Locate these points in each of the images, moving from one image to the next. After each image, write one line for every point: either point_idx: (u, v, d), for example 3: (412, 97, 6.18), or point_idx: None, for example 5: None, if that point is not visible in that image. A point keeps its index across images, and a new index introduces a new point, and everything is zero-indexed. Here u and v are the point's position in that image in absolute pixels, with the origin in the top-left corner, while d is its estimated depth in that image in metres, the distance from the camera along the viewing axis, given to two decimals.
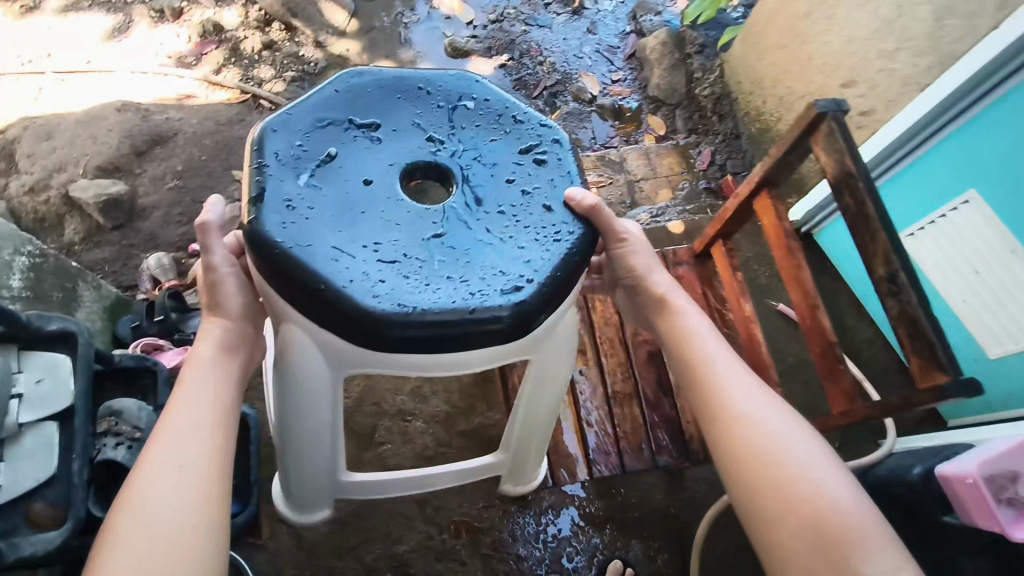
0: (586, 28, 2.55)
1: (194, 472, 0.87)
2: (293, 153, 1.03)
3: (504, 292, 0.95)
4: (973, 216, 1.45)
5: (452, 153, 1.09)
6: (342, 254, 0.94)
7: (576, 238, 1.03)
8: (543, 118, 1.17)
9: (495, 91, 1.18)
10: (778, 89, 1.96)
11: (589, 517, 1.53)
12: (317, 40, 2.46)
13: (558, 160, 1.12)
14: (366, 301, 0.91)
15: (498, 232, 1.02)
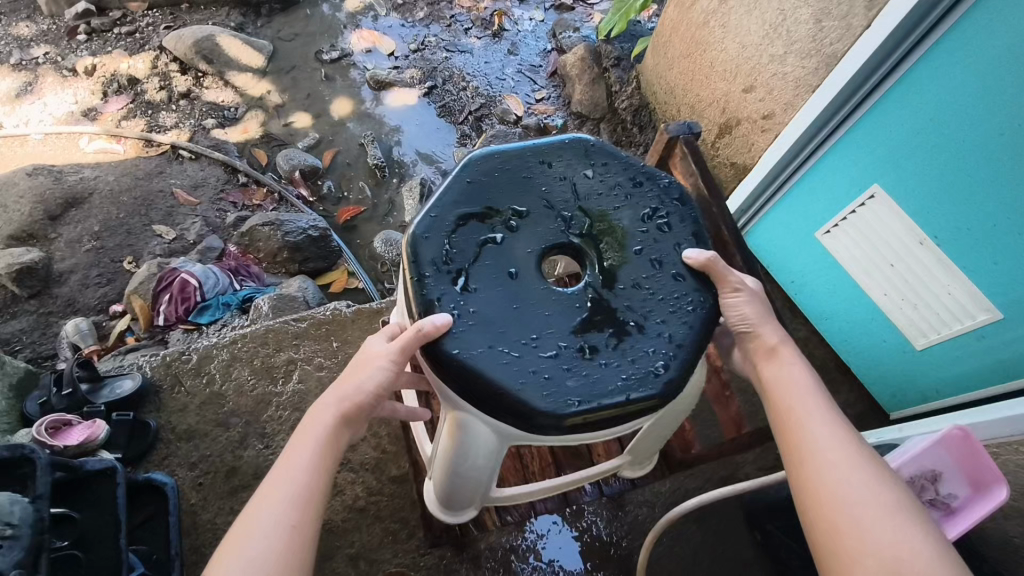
0: (507, 49, 2.58)
1: (283, 558, 0.73)
2: (443, 256, 0.82)
3: (652, 375, 0.79)
4: (881, 212, 1.45)
5: (586, 229, 0.87)
6: (508, 358, 0.77)
7: (704, 307, 0.85)
8: (658, 170, 0.94)
9: (616, 149, 0.93)
10: (689, 97, 1.99)
11: (532, 554, 1.48)
12: (237, 85, 2.45)
13: (681, 220, 0.90)
14: (539, 402, 0.75)
15: (639, 308, 0.83)
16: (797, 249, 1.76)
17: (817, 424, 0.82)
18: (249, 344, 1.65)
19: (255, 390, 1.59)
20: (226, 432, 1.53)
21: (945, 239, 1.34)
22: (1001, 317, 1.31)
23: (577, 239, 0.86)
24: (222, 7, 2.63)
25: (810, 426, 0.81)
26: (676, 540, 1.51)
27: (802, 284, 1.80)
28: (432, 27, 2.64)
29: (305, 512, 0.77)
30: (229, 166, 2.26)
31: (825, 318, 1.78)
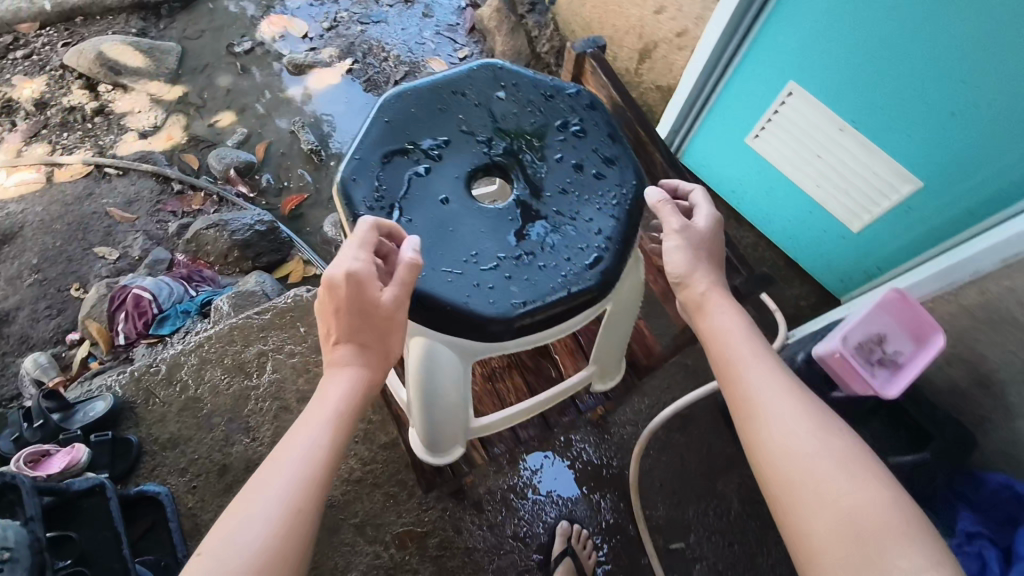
0: (421, 13, 2.54)
1: (282, 536, 0.68)
2: (375, 194, 0.85)
3: (589, 265, 0.84)
4: (805, 106, 1.50)
5: (507, 147, 0.90)
6: (451, 274, 0.81)
7: (630, 199, 0.89)
8: (568, 84, 0.96)
9: (523, 70, 0.96)
10: (606, 30, 2.01)
11: (530, 490, 1.53)
12: (151, 92, 2.37)
13: (596, 125, 0.94)
14: (486, 309, 0.80)
15: (567, 211, 0.88)
16: (733, 160, 1.82)
17: (756, 373, 0.84)
18: (216, 345, 1.64)
19: (230, 388, 1.59)
20: (209, 433, 1.53)
21: (861, 122, 1.42)
22: (921, 184, 1.40)
23: (501, 155, 0.90)
24: (120, 14, 2.52)
25: (751, 378, 0.84)
26: (663, 449, 1.59)
27: (745, 189, 1.86)
28: (342, 2, 2.59)
29: (309, 488, 0.72)
30: (160, 176, 2.20)
31: (770, 218, 1.85)
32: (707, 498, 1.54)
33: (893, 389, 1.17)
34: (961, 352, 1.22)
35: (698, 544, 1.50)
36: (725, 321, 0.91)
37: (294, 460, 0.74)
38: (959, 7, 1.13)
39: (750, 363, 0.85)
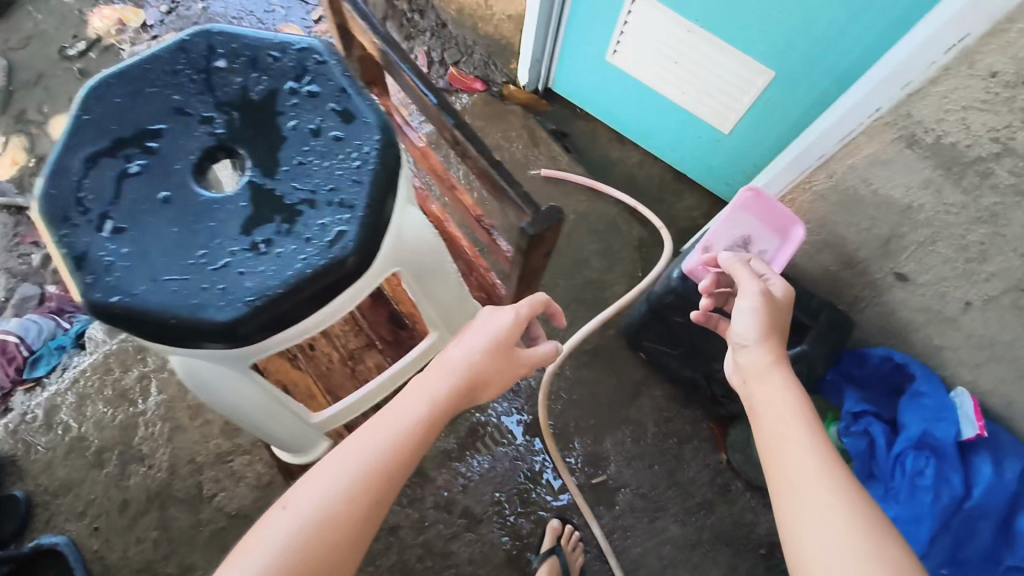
0: None
1: (341, 514, 0.73)
2: (80, 202, 0.75)
3: (330, 240, 0.74)
4: (651, 14, 1.44)
5: (232, 125, 0.80)
6: (173, 281, 0.72)
7: (375, 150, 0.79)
8: (298, 38, 0.85)
9: (240, 31, 0.85)
10: None
11: (446, 456, 1.51)
12: None
13: (331, 81, 0.83)
14: (211, 312, 0.71)
15: (306, 182, 0.78)
16: (600, 81, 1.74)
17: (788, 417, 0.82)
18: (92, 378, 1.54)
19: (115, 420, 1.50)
20: (102, 471, 1.46)
21: (706, 19, 1.35)
22: (773, 74, 1.36)
23: (228, 134, 0.80)
24: None
25: (784, 431, 0.81)
26: (574, 387, 1.60)
27: (622, 112, 1.79)
28: None
29: (381, 472, 0.76)
30: (11, 206, 2.03)
31: (654, 137, 1.80)
32: (622, 428, 1.57)
33: None
34: (826, 238, 1.20)
35: (620, 473, 1.53)
36: (761, 348, 0.90)
37: (377, 442, 0.78)
38: None
39: (785, 419, 0.82)
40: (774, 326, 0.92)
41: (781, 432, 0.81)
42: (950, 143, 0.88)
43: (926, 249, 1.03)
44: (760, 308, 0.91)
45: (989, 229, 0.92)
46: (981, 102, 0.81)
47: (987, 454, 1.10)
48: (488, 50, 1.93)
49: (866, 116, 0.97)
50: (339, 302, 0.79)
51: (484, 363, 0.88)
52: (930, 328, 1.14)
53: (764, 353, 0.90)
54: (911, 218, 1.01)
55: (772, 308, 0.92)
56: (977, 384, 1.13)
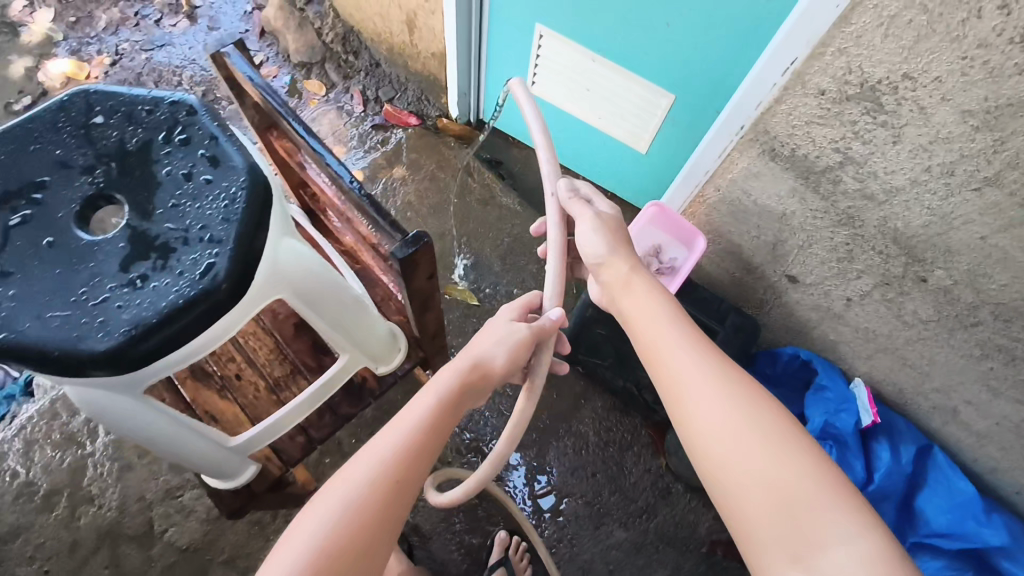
0: (207, 27, 2.43)
1: (364, 535, 0.69)
2: None
3: (199, 278, 0.64)
4: (557, 44, 1.53)
5: (110, 172, 0.68)
6: (36, 316, 0.60)
7: (254, 184, 0.68)
8: (173, 93, 0.73)
9: (114, 86, 0.73)
10: (371, 9, 1.88)
11: None
12: None
13: (202, 127, 0.70)
14: (82, 344, 0.60)
15: (172, 219, 0.66)
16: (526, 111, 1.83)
17: (651, 316, 0.82)
18: (38, 424, 1.58)
19: (64, 463, 1.54)
20: (51, 514, 1.50)
21: (606, 48, 1.46)
22: (674, 97, 1.45)
23: (102, 182, 0.67)
24: None
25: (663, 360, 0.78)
26: (516, 402, 1.65)
27: (552, 136, 1.86)
28: (121, 32, 2.43)
29: (399, 483, 0.73)
30: None
31: (581, 158, 1.87)
32: (565, 437, 1.62)
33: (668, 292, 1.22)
34: (725, 247, 1.29)
35: (564, 483, 1.58)
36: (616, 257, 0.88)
37: (372, 471, 0.73)
38: None
39: (650, 314, 0.82)
40: (620, 233, 0.91)
41: (669, 348, 0.78)
42: (803, 154, 0.97)
43: (805, 252, 1.12)
44: (601, 228, 0.89)
45: (849, 231, 1.01)
46: (819, 118, 0.91)
47: (886, 442, 1.18)
48: (420, 87, 2.01)
49: (733, 134, 1.06)
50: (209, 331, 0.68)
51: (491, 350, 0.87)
52: (823, 324, 1.22)
53: (635, 301, 0.86)
54: (788, 225, 1.10)
55: (609, 224, 0.90)
56: (871, 373, 1.22)
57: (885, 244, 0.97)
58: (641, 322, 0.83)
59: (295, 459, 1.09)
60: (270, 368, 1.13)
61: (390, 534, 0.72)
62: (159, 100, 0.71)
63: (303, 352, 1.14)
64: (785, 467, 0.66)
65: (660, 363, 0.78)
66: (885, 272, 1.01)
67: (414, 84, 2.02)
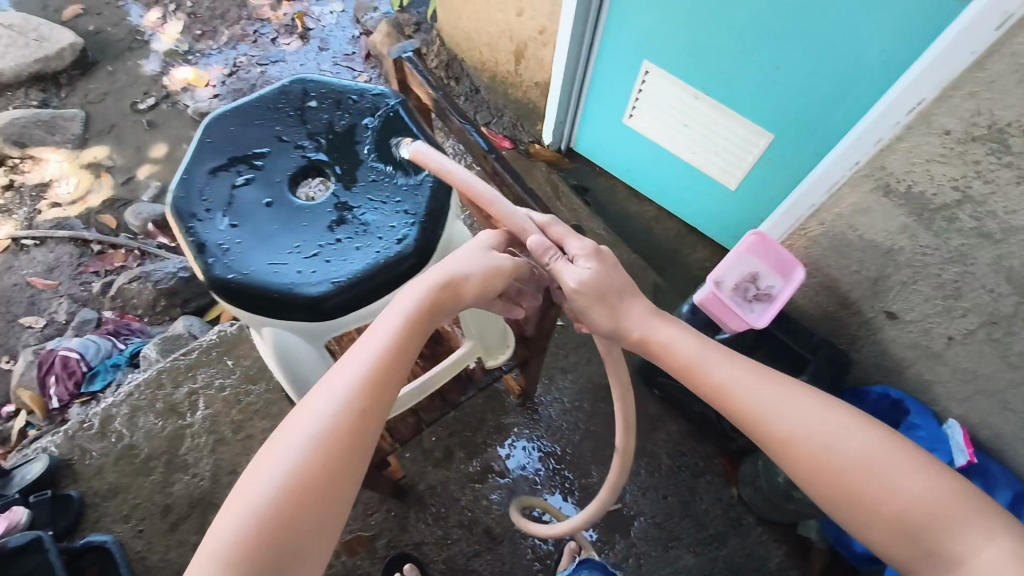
0: (317, 47, 2.62)
1: (307, 494, 0.65)
2: (198, 199, 0.80)
3: (399, 243, 0.79)
4: (659, 80, 1.64)
5: (325, 147, 0.84)
6: (272, 260, 0.76)
7: (442, 169, 0.84)
8: (374, 85, 0.90)
9: (325, 76, 0.90)
10: (482, 39, 2.03)
11: (469, 476, 1.59)
12: (59, 160, 2.38)
13: (398, 115, 0.87)
14: (308, 289, 0.75)
15: (376, 192, 0.82)
16: (617, 143, 1.93)
17: (717, 365, 0.84)
18: (145, 392, 1.69)
19: (164, 430, 1.64)
20: (149, 477, 1.59)
21: (709, 87, 1.55)
22: (773, 137, 1.53)
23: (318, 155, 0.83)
24: (18, 89, 2.51)
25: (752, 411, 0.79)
26: (592, 419, 1.69)
27: (643, 169, 1.94)
28: (240, 47, 2.65)
29: (349, 438, 0.68)
30: (79, 239, 2.20)
31: (669, 192, 1.94)
32: (639, 458, 1.65)
33: (763, 320, 1.27)
34: (821, 280, 1.33)
35: (635, 503, 1.60)
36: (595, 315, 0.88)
37: (328, 412, 0.68)
38: None
39: (718, 366, 0.83)
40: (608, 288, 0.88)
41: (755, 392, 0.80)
42: (918, 191, 1.02)
43: (909, 288, 1.15)
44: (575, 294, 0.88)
45: (960, 267, 1.04)
46: (940, 156, 0.96)
47: (981, 484, 1.17)
48: (517, 114, 2.14)
49: (847, 169, 1.14)
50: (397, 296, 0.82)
51: (466, 281, 0.80)
52: (918, 362, 1.25)
53: (687, 345, 0.87)
54: (894, 260, 1.14)
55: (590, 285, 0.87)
56: (967, 416, 1.23)
57: (997, 282, 1.00)
58: (713, 369, 0.84)
59: (405, 437, 1.16)
60: None
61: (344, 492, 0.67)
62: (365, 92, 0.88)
63: (419, 340, 1.23)
64: (911, 483, 0.70)
65: (746, 414, 0.79)
66: (995, 311, 1.04)
67: (511, 111, 2.15)
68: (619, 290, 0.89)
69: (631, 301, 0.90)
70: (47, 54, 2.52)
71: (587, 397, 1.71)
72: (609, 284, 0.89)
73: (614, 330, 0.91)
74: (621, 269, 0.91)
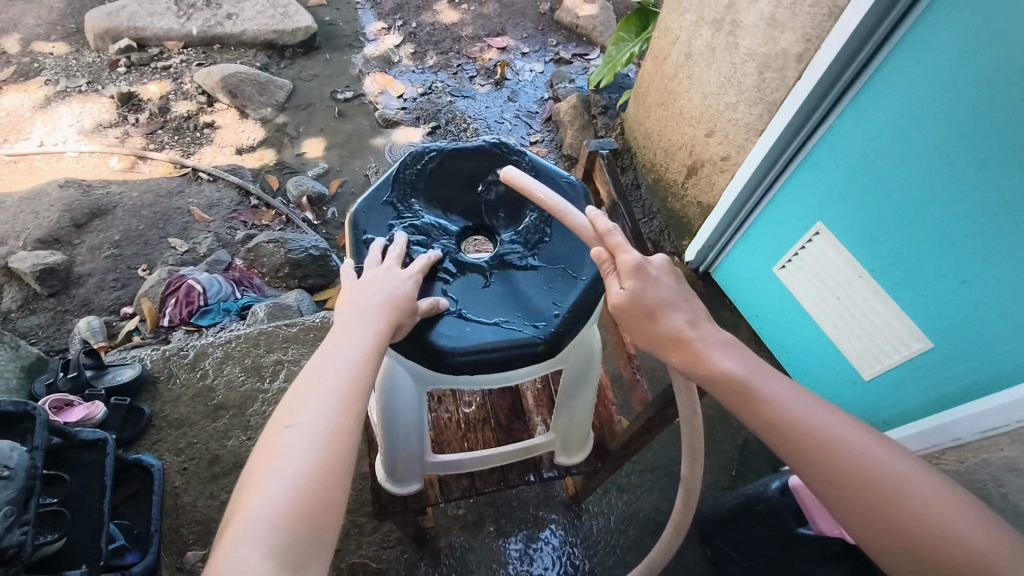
0: (507, 96, 2.79)
1: (328, 478, 0.68)
2: (385, 224, 0.99)
3: (535, 326, 0.90)
4: (821, 245, 1.59)
5: (501, 219, 1.02)
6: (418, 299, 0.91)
7: (596, 269, 0.96)
8: (569, 175, 1.07)
9: (530, 153, 1.08)
10: (661, 143, 2.09)
11: (491, 553, 1.54)
12: (256, 118, 2.65)
13: (577, 209, 1.02)
14: (437, 339, 0.88)
15: (531, 275, 0.96)
16: (758, 285, 1.87)
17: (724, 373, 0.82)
18: (241, 344, 1.80)
19: (243, 386, 1.73)
20: (212, 423, 1.66)
21: (877, 271, 1.46)
22: (931, 345, 1.39)
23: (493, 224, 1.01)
24: (251, 49, 2.86)
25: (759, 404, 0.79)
26: (632, 550, 1.58)
27: (774, 321, 1.87)
28: (440, 74, 2.87)
29: (351, 427, 0.73)
30: (243, 189, 2.42)
31: (794, 354, 1.84)
32: None
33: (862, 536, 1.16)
34: None
35: None
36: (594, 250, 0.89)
37: (322, 405, 0.73)
38: (968, 175, 1.20)
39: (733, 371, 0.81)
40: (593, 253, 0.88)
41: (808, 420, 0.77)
42: None
43: None
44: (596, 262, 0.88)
45: None
46: None
47: None
48: (667, 222, 2.16)
49: (1015, 419, 1.07)
50: (507, 373, 0.90)
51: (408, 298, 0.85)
52: None
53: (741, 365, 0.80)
54: None
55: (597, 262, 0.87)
56: None
57: None
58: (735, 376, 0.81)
59: (452, 495, 1.14)
60: (467, 407, 1.22)
61: (346, 487, 0.70)
62: (558, 179, 1.05)
63: (501, 407, 1.23)
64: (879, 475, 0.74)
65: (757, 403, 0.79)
66: None
67: (662, 217, 2.18)
68: (651, 313, 0.82)
69: (672, 315, 0.82)
70: (286, 29, 2.86)
71: (637, 524, 1.61)
72: (646, 300, 0.82)
73: (650, 337, 0.83)
74: (668, 283, 0.84)
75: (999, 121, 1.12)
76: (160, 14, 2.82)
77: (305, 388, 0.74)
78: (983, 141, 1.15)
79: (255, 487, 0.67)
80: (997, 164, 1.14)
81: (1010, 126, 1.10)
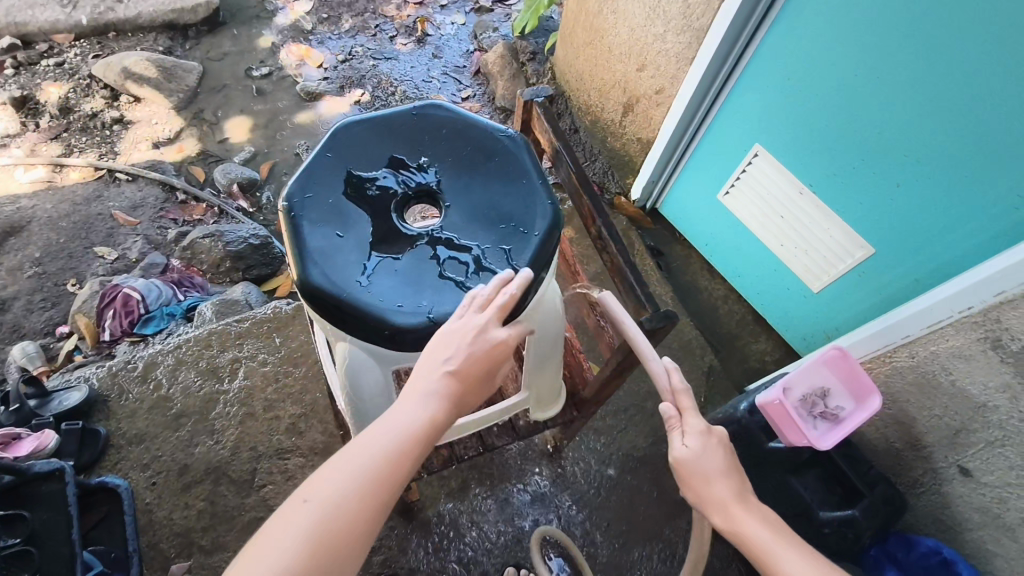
0: (431, 53, 2.68)
1: (337, 553, 0.69)
2: (320, 204, 0.93)
3: None
4: (763, 167, 1.60)
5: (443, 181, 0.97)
6: (365, 279, 0.87)
7: (548, 221, 0.94)
8: (505, 128, 1.03)
9: (461, 111, 1.04)
10: (594, 83, 2.05)
11: (479, 513, 1.55)
12: (168, 107, 2.48)
13: (518, 163, 0.99)
14: (394, 317, 0.85)
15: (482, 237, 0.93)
16: (706, 215, 1.89)
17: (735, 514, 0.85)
18: (192, 347, 1.73)
19: (200, 390, 1.66)
20: (175, 432, 1.60)
21: (817, 184, 1.49)
22: (873, 250, 1.43)
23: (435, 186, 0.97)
24: (150, 33, 2.66)
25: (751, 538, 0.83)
26: (615, 488, 1.62)
27: (723, 247, 1.90)
28: (359, 38, 2.73)
29: (378, 508, 0.73)
30: (167, 185, 2.28)
31: (745, 276, 1.88)
32: (652, 541, 1.55)
33: (826, 443, 1.19)
34: (894, 413, 1.26)
35: None
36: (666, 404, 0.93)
37: (360, 477, 0.73)
38: (896, 81, 1.21)
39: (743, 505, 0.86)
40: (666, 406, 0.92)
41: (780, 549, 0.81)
42: None
43: (995, 449, 1.06)
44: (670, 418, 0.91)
45: None
46: None
47: None
48: (609, 162, 2.15)
49: (957, 311, 1.12)
50: None
51: (474, 369, 0.81)
52: (987, 529, 1.11)
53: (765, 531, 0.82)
54: (984, 416, 1.06)
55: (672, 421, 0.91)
56: None
57: None
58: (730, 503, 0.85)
59: (434, 467, 1.14)
60: None
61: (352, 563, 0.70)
62: (495, 133, 1.02)
63: None
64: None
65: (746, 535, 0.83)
66: None
67: (604, 157, 2.16)
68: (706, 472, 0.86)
69: (722, 482, 0.85)
70: (184, 7, 2.66)
71: (617, 462, 1.65)
72: (702, 465, 0.86)
73: (694, 494, 0.87)
74: (724, 455, 0.88)
75: (921, 21, 1.12)
76: (41, 5, 2.58)
77: (353, 452, 0.75)
78: (906, 46, 1.16)
79: (272, 533, 0.68)
80: (922, 65, 1.15)
81: (930, 25, 1.11)
